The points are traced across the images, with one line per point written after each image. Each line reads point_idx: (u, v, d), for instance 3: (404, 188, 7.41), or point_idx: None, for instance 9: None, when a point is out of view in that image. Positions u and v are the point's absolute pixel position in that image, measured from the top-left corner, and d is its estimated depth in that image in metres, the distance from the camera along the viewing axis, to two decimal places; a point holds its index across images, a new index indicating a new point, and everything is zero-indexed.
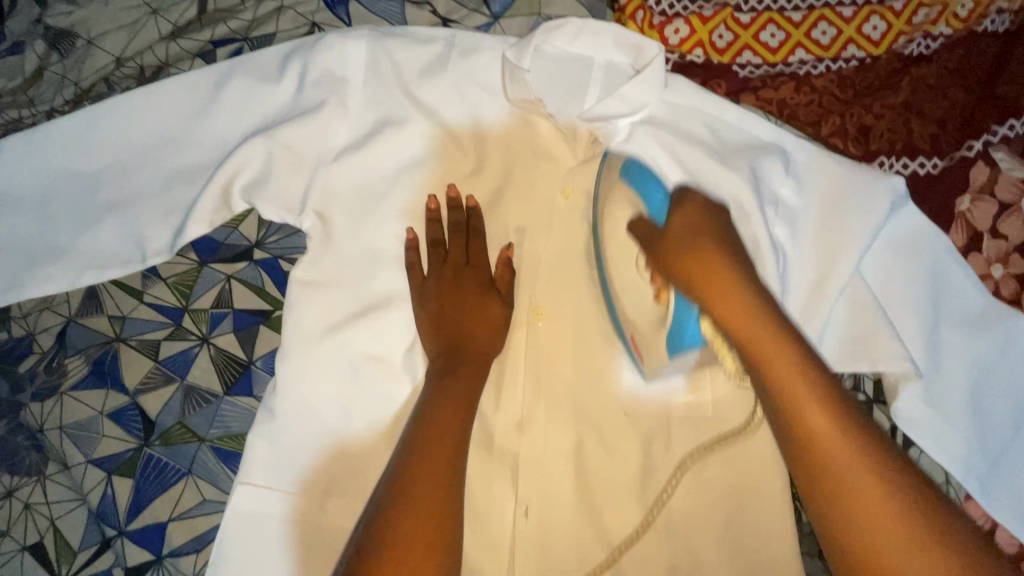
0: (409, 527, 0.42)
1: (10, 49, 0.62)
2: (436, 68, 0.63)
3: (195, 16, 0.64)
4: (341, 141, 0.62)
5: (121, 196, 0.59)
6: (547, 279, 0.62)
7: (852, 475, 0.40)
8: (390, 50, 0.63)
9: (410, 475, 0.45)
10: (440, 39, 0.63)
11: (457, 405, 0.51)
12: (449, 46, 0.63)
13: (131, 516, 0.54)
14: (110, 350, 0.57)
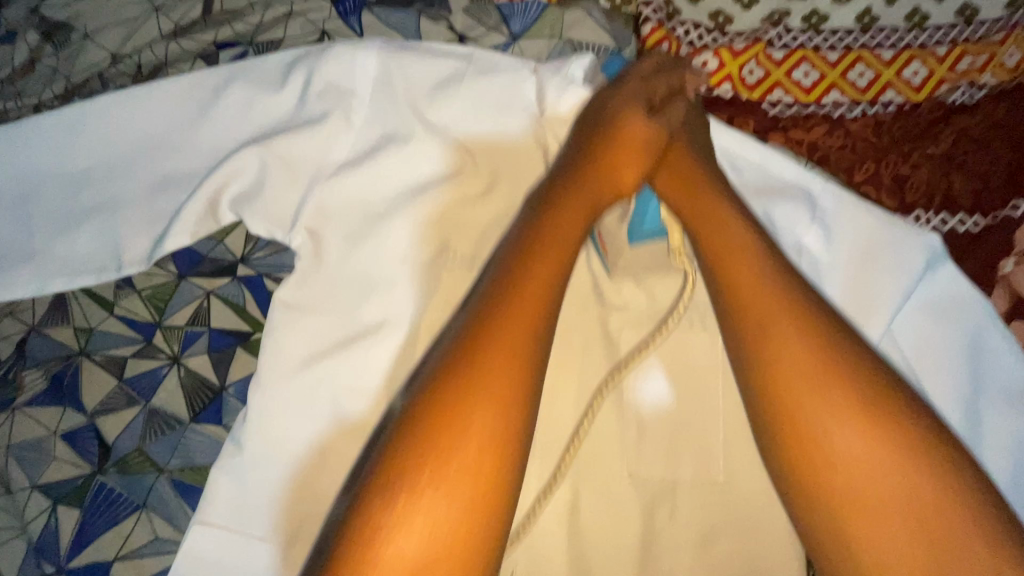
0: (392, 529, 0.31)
1: (3, 38, 0.59)
2: (448, 85, 0.60)
3: (199, 17, 0.61)
4: (342, 155, 0.58)
5: (107, 199, 0.57)
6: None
7: (749, 281, 0.44)
8: (401, 62, 0.60)
9: (417, 469, 0.32)
10: (455, 56, 0.61)
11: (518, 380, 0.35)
12: (464, 64, 0.60)
13: (73, 553, 0.48)
14: (72, 365, 0.53)
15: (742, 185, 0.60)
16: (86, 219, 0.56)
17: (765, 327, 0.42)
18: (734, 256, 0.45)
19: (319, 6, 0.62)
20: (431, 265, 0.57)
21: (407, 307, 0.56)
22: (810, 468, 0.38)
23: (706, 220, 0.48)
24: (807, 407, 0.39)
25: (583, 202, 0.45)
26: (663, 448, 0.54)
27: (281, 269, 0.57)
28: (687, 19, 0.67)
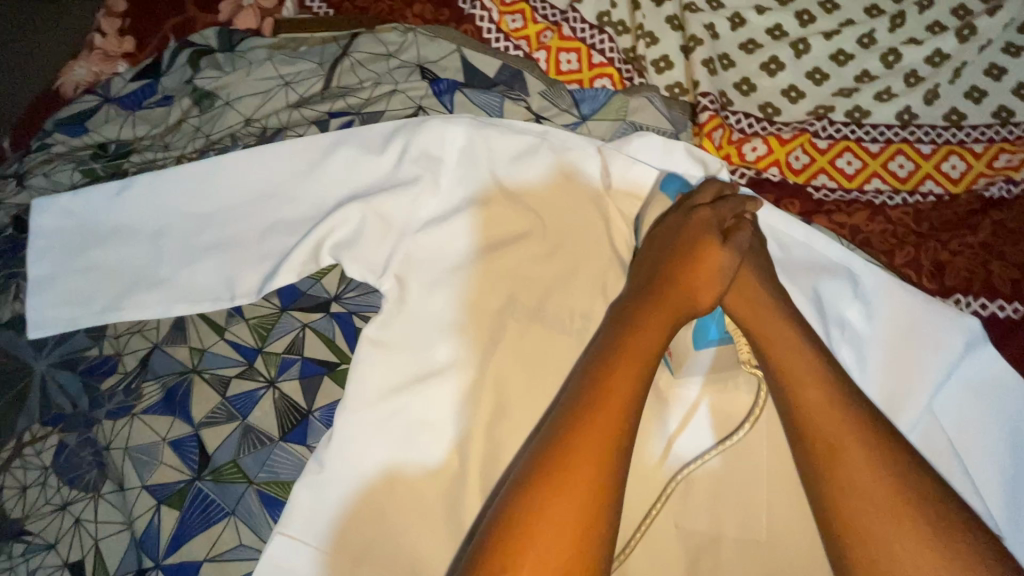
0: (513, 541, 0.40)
1: (160, 102, 0.70)
2: (526, 157, 0.68)
3: (320, 90, 0.72)
4: (428, 213, 0.66)
5: (227, 237, 0.66)
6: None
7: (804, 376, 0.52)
8: (487, 136, 0.69)
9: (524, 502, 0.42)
10: (533, 133, 0.69)
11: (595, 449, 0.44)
12: (541, 140, 0.68)
13: (170, 550, 0.54)
14: (185, 380, 0.60)
15: (789, 260, 0.65)
16: (207, 253, 0.65)
17: (826, 438, 0.49)
18: (796, 366, 0.52)
19: (419, 86, 0.72)
20: (501, 314, 0.63)
21: (476, 352, 0.62)
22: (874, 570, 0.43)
23: (769, 327, 0.54)
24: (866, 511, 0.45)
25: (666, 310, 0.52)
26: (707, 504, 0.58)
27: (369, 308, 0.64)
28: (739, 110, 0.75)
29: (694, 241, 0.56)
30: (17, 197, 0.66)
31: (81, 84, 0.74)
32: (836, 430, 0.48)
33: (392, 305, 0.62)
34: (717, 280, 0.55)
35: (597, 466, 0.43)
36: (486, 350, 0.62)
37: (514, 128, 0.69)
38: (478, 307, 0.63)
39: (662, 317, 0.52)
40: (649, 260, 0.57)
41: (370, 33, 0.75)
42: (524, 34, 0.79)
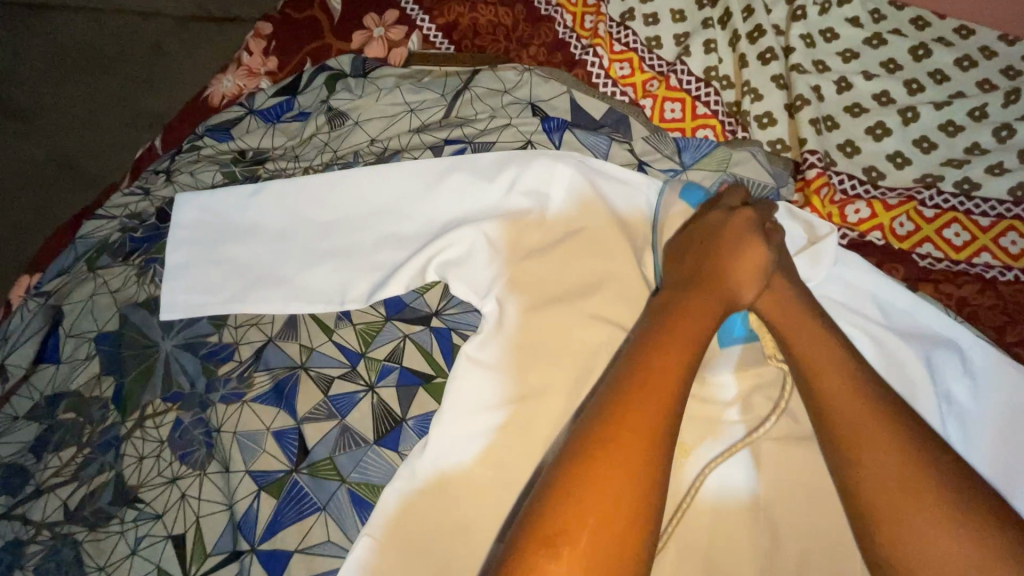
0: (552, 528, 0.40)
1: (296, 117, 0.77)
2: (628, 205, 0.72)
3: (440, 118, 0.77)
4: (532, 242, 0.69)
5: (344, 246, 0.70)
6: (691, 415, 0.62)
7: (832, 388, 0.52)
8: (595, 181, 0.72)
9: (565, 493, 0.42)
10: (635, 183, 0.72)
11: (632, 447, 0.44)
12: (643, 192, 0.72)
13: (265, 536, 0.57)
14: (293, 375, 0.64)
15: (892, 326, 0.64)
16: (323, 259, 0.69)
17: (839, 415, 0.50)
18: (819, 355, 0.54)
19: (530, 122, 0.77)
20: (594, 346, 0.65)
21: (569, 381, 0.63)
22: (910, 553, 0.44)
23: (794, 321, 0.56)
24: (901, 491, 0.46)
25: (712, 299, 0.56)
26: (794, 567, 0.56)
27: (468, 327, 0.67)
28: (843, 170, 0.75)
29: (732, 254, 0.59)
30: (165, 191, 0.73)
31: (227, 95, 0.81)
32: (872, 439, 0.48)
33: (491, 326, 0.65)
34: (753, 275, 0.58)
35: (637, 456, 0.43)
36: (579, 382, 0.63)
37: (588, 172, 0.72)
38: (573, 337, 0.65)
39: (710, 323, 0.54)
40: (690, 254, 0.61)
41: (490, 70, 0.80)
42: (631, 81, 0.83)
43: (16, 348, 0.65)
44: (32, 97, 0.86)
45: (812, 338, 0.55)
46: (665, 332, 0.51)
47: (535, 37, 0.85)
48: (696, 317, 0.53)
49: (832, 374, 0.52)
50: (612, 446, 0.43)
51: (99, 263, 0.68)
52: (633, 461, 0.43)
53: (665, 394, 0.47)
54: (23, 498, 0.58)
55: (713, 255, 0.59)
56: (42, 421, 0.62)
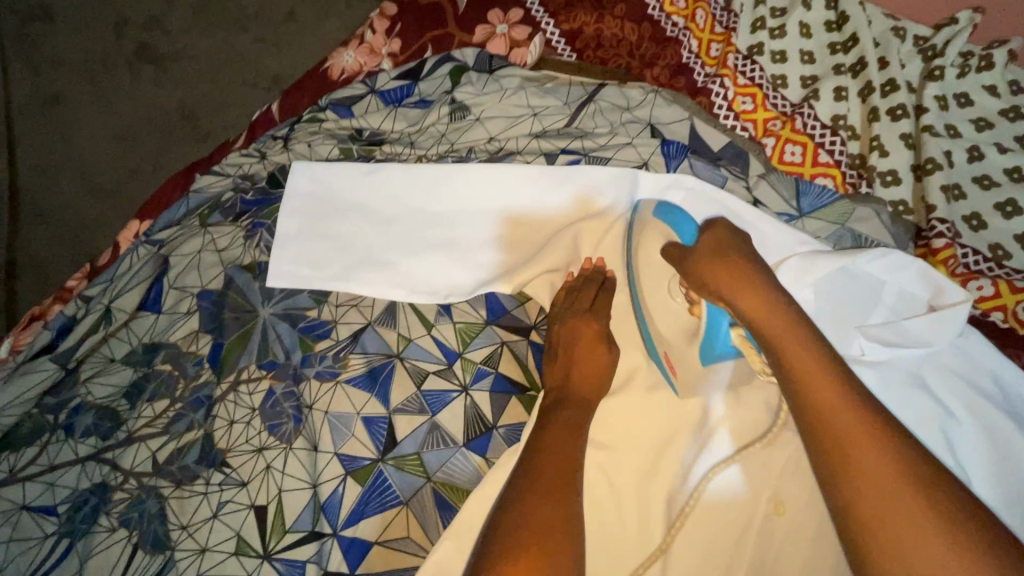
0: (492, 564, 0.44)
1: (417, 104, 0.76)
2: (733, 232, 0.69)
3: (561, 127, 0.76)
4: (614, 252, 0.68)
5: (450, 240, 0.70)
6: (799, 475, 0.58)
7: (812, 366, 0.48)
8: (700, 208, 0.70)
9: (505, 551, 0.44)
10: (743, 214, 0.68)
11: (553, 504, 0.48)
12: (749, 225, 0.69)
13: (348, 522, 0.56)
14: (390, 364, 0.63)
15: (1012, 415, 0.62)
16: (417, 255, 0.69)
17: (804, 372, 0.48)
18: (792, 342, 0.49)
19: (649, 144, 0.75)
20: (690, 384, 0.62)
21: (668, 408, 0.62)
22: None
23: (781, 327, 0.50)
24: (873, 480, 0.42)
25: (576, 405, 0.59)
26: None
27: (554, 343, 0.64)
28: (968, 244, 0.73)
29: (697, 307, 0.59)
30: (280, 157, 0.73)
31: (346, 70, 0.80)
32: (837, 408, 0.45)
33: (570, 346, 0.63)
34: (597, 367, 0.62)
35: (553, 502, 0.48)
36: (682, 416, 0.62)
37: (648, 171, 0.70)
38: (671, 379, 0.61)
39: (580, 419, 0.58)
40: (561, 345, 0.64)
41: (616, 86, 0.79)
42: (752, 117, 0.81)
43: (120, 292, 0.65)
44: (170, 43, 0.81)
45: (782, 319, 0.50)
46: (552, 420, 0.57)
47: (661, 57, 0.84)
48: (567, 416, 0.57)
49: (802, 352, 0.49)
50: (536, 504, 0.48)
51: (209, 219, 0.68)
52: (556, 512, 0.48)
53: (571, 440, 0.55)
54: (113, 444, 0.58)
55: (588, 354, 0.63)
56: (137, 368, 0.62)
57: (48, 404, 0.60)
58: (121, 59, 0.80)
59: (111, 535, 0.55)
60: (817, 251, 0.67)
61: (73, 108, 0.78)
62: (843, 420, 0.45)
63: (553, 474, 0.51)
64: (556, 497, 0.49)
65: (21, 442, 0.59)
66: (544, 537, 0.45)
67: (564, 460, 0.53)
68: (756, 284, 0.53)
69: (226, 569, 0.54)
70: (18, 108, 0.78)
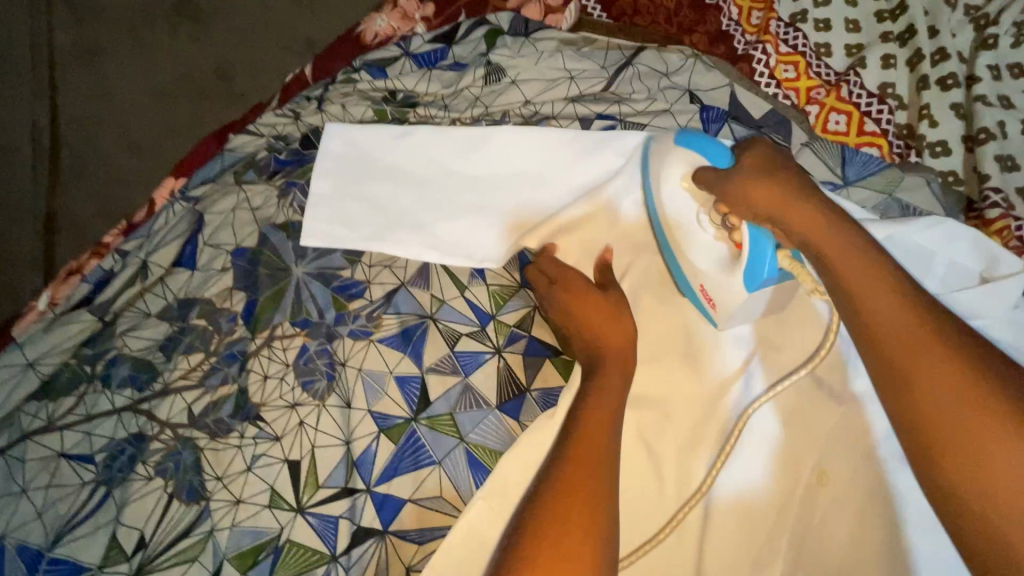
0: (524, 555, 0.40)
1: (451, 67, 0.75)
2: None
3: (599, 91, 0.74)
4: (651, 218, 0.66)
5: (483, 203, 0.69)
6: (847, 444, 0.55)
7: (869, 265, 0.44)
8: None
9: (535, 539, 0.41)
10: None
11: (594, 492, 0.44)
12: None
13: (381, 479, 0.56)
14: (423, 325, 0.62)
15: None
16: (416, 228, 0.67)
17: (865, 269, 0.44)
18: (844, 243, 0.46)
19: (688, 110, 0.73)
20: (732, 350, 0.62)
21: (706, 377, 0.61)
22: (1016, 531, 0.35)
23: (842, 251, 0.45)
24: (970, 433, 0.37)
25: (614, 362, 0.54)
26: None
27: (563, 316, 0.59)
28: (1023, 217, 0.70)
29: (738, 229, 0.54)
30: (314, 118, 0.72)
31: (379, 34, 0.79)
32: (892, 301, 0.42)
33: (581, 312, 0.58)
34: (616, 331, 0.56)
35: (593, 490, 0.44)
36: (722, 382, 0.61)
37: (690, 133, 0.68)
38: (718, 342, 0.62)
39: (617, 380, 0.53)
40: (565, 312, 0.59)
41: (655, 50, 0.77)
42: (795, 85, 0.78)
43: (156, 247, 0.65)
44: None
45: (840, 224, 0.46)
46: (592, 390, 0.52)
47: (700, 24, 0.81)
48: (610, 376, 0.53)
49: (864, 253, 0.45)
50: (575, 488, 0.44)
51: (243, 178, 0.68)
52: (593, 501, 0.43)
53: (615, 409, 0.51)
54: (149, 395, 0.59)
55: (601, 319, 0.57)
56: (173, 323, 0.62)
57: (85, 355, 0.60)
58: (163, 14, 0.80)
59: (148, 484, 0.55)
60: (865, 220, 0.65)
61: (113, 60, 0.78)
62: (928, 356, 0.40)
63: (588, 456, 0.46)
64: (595, 485, 0.44)
65: (59, 391, 0.59)
66: (575, 529, 0.41)
67: (600, 439, 0.48)
68: (805, 210, 0.48)
69: (261, 521, 0.54)
70: (58, 56, 0.77)
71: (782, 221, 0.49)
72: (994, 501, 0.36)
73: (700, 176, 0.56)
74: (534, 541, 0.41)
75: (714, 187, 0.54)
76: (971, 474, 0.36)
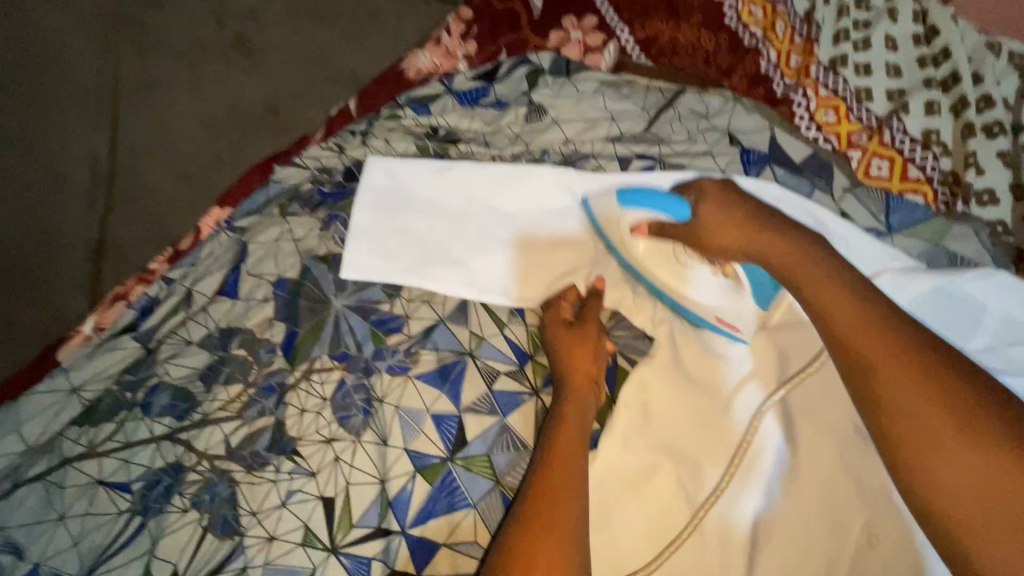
0: (517, 547, 0.43)
1: (493, 105, 0.77)
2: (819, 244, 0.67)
3: (639, 131, 0.74)
4: None
5: (520, 240, 0.69)
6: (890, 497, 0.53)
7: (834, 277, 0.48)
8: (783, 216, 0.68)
9: (520, 534, 0.44)
10: (827, 227, 0.67)
11: (568, 482, 0.49)
12: (831, 237, 0.67)
13: (416, 521, 0.55)
14: (461, 362, 0.62)
15: None
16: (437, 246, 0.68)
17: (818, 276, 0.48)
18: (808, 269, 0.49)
19: (728, 152, 0.73)
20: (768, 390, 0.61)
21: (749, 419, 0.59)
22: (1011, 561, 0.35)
23: (822, 288, 0.48)
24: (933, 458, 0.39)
25: (576, 397, 0.57)
26: None
27: (549, 346, 0.62)
28: None
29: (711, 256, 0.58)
30: (358, 152, 0.73)
31: (423, 71, 0.81)
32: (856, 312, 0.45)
33: (561, 346, 0.61)
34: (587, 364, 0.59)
35: (569, 481, 0.49)
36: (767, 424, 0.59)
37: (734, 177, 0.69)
38: (749, 368, 0.62)
39: (579, 412, 0.56)
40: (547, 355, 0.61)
41: (695, 92, 0.77)
42: (835, 129, 0.78)
43: (201, 275, 0.66)
44: (264, 37, 0.83)
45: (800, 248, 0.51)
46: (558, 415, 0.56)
47: (738, 66, 0.82)
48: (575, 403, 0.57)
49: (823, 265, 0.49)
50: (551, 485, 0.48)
51: (288, 210, 0.69)
52: (570, 490, 0.48)
53: (578, 422, 0.55)
54: (188, 425, 0.59)
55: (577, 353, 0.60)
56: (213, 352, 0.62)
57: (127, 381, 0.61)
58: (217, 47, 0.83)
59: (183, 516, 0.55)
60: (908, 266, 0.65)
61: (167, 91, 0.81)
62: (897, 380, 0.41)
63: (563, 456, 0.51)
64: (566, 478, 0.49)
65: (100, 416, 0.59)
66: (556, 514, 0.46)
67: (573, 447, 0.53)
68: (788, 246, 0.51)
69: (293, 560, 0.53)
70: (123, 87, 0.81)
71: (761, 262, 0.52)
72: (967, 524, 0.37)
73: (665, 230, 0.60)
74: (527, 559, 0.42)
75: (683, 239, 0.58)
76: (941, 498, 0.38)
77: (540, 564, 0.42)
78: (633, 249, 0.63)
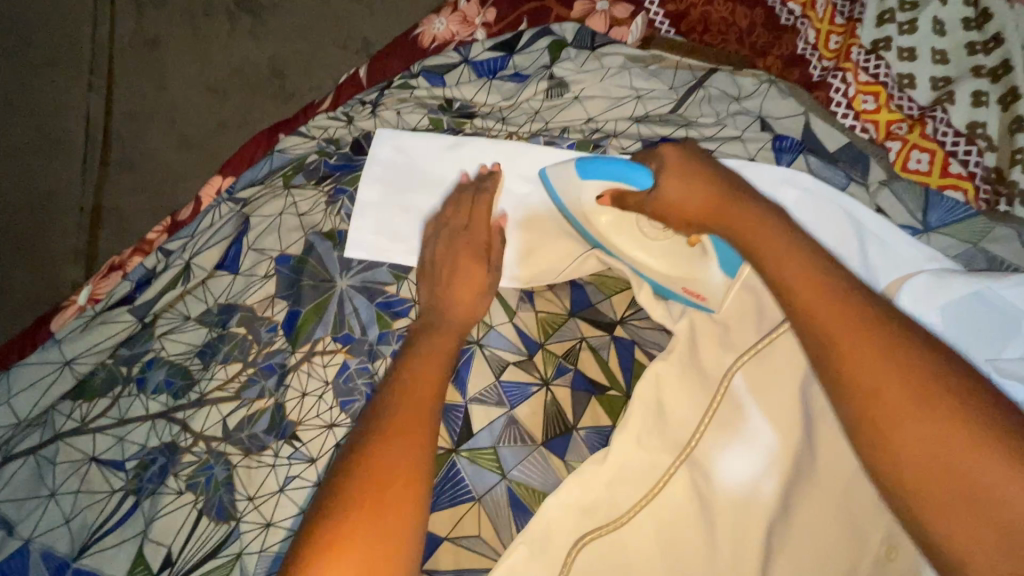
0: (373, 494, 0.39)
1: (512, 78, 0.72)
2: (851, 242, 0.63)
3: (666, 112, 0.70)
4: None
5: (537, 220, 0.65)
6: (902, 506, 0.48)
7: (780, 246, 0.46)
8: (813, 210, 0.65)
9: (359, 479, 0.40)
10: (857, 222, 0.64)
11: (423, 417, 0.44)
12: (860, 233, 0.63)
13: None
14: (468, 350, 0.61)
15: None
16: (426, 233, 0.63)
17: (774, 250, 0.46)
18: (755, 234, 0.47)
19: (760, 138, 0.69)
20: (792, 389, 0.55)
21: (762, 418, 0.55)
22: (989, 514, 0.32)
23: (765, 241, 0.47)
24: (897, 417, 0.36)
25: (455, 325, 0.55)
26: None
27: (438, 270, 0.59)
28: None
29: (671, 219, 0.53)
30: (366, 123, 0.69)
31: (437, 38, 0.76)
32: (828, 298, 0.42)
33: (449, 270, 0.59)
34: (463, 283, 0.58)
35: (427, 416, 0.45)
36: (769, 430, 0.54)
37: (760, 165, 0.66)
38: (768, 370, 0.56)
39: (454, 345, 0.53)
40: (439, 278, 0.59)
41: (728, 72, 0.73)
42: (874, 118, 0.73)
43: (201, 248, 0.63)
44: None
45: (752, 216, 0.48)
46: (431, 339, 0.53)
47: (774, 46, 0.77)
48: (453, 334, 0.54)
49: (782, 243, 0.46)
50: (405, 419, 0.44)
51: (292, 181, 0.66)
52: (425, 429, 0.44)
53: (448, 345, 0.53)
54: (185, 404, 0.57)
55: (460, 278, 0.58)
56: (212, 329, 0.60)
57: (122, 356, 0.59)
58: (224, 9, 0.81)
59: (177, 498, 0.53)
60: (938, 269, 0.59)
61: (175, 53, 0.81)
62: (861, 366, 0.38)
63: (425, 387, 0.47)
64: (424, 412, 0.45)
65: (94, 391, 0.57)
66: (410, 460, 0.41)
67: (440, 375, 0.49)
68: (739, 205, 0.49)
69: (292, 548, 0.51)
70: (122, 50, 0.81)
71: (722, 228, 0.50)
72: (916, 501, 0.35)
73: (626, 201, 0.56)
74: (358, 497, 0.39)
75: (646, 210, 0.54)
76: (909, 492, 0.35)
77: (376, 499, 0.39)
78: (598, 220, 0.60)
